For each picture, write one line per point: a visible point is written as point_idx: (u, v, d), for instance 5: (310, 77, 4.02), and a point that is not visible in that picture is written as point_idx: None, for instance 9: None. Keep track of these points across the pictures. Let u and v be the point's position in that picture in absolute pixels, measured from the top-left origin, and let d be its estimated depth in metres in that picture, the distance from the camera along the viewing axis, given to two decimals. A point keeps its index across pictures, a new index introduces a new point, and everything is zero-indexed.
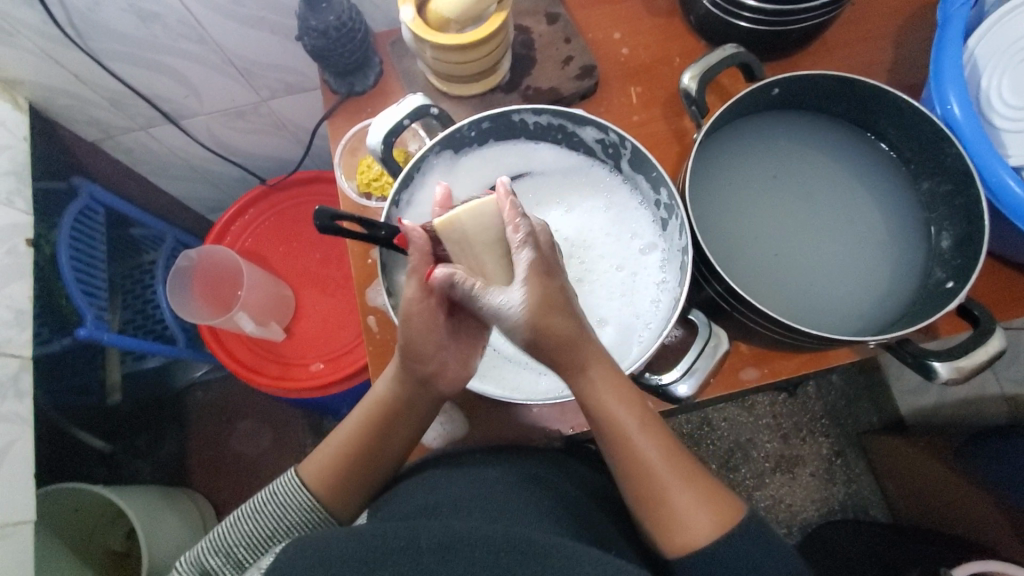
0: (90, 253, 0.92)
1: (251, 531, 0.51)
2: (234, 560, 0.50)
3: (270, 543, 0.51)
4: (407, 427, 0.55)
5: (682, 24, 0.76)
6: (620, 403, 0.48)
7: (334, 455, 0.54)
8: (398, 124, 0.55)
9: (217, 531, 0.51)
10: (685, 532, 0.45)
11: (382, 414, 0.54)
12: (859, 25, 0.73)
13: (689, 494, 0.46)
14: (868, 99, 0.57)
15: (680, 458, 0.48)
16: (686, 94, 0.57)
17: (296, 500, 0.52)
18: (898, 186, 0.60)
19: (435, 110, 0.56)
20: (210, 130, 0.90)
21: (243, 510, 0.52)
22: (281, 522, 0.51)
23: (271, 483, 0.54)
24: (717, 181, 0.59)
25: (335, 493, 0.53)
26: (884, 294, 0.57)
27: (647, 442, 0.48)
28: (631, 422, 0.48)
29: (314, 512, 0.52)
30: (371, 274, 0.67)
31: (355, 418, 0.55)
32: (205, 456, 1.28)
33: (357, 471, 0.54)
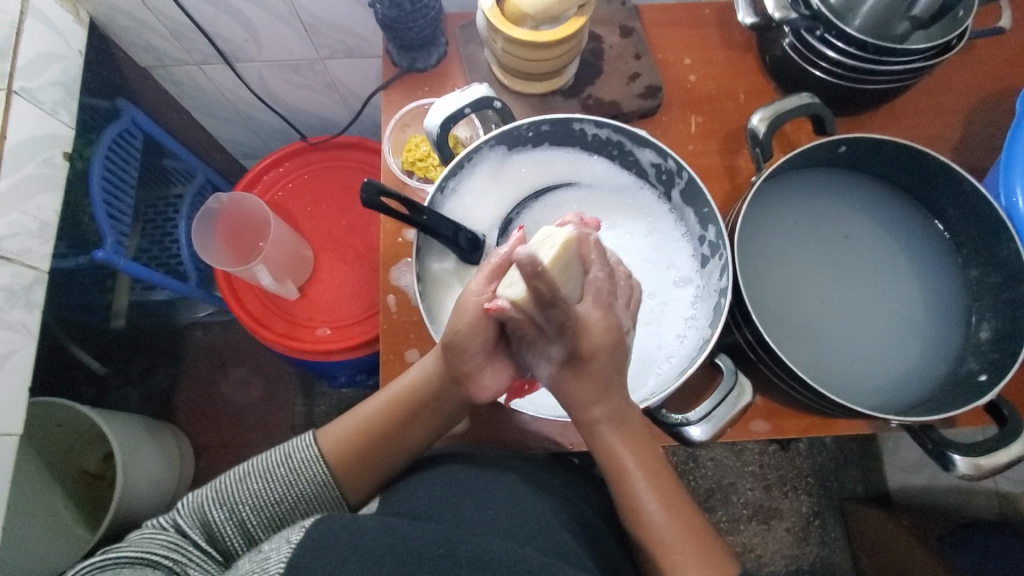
0: (122, 177, 0.92)
1: (261, 493, 0.49)
2: (238, 520, 0.48)
3: (277, 506, 0.49)
4: (428, 422, 0.55)
5: (754, 62, 0.74)
6: (626, 443, 0.49)
7: (355, 435, 0.53)
8: (459, 111, 0.54)
9: (225, 484, 0.49)
10: None
11: (411, 401, 0.54)
12: (932, 96, 0.72)
13: (689, 542, 0.47)
14: (933, 175, 0.56)
15: (689, 517, 0.48)
16: (753, 135, 0.55)
17: (310, 470, 0.51)
18: (948, 267, 0.59)
19: (499, 104, 0.55)
20: (262, 77, 0.89)
21: (254, 465, 0.50)
22: (291, 491, 0.50)
23: (286, 443, 0.52)
24: (766, 228, 0.58)
25: (348, 472, 0.52)
26: (910, 373, 0.56)
27: (650, 490, 0.48)
28: (635, 467, 0.49)
29: (326, 488, 0.51)
30: (399, 253, 0.67)
31: (383, 401, 0.55)
32: (193, 396, 1.28)
33: (374, 457, 0.53)
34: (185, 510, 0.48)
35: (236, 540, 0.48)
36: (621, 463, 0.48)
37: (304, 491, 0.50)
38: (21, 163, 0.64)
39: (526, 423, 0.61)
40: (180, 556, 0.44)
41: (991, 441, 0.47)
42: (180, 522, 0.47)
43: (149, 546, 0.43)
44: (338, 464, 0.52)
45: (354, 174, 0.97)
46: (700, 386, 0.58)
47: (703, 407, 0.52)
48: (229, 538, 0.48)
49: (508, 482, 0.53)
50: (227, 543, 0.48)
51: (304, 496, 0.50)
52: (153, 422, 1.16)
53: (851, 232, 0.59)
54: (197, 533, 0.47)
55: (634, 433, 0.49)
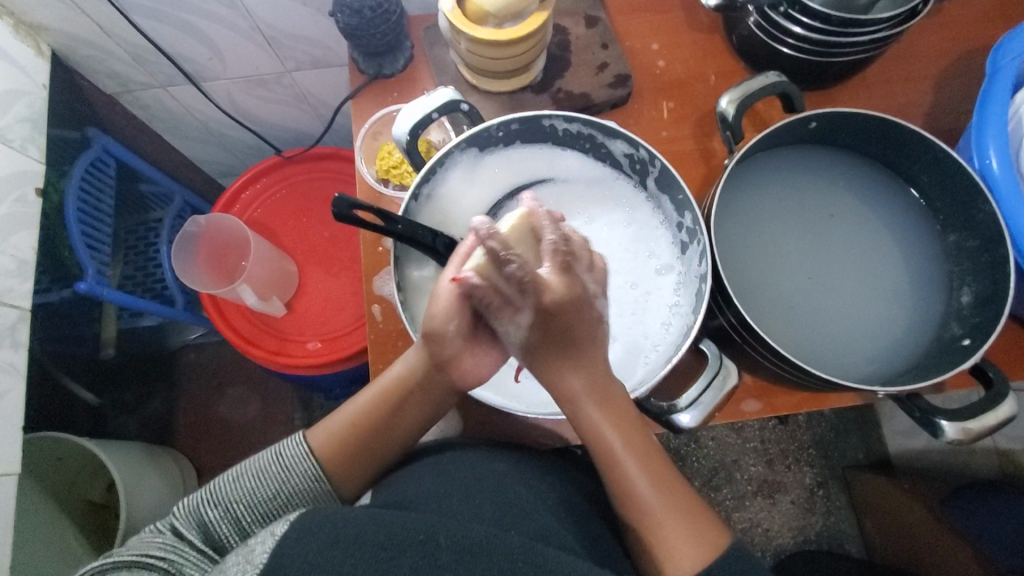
0: (98, 206, 0.91)
1: (253, 491, 0.48)
2: (234, 518, 0.47)
3: (271, 503, 0.48)
4: (418, 413, 0.54)
5: (722, 42, 0.74)
6: (611, 421, 0.48)
7: (344, 434, 0.52)
8: (426, 116, 0.54)
9: (219, 483, 0.49)
10: (675, 561, 0.44)
11: (398, 397, 0.53)
12: (902, 63, 0.71)
13: (679, 521, 0.46)
14: (904, 144, 0.56)
15: (674, 484, 0.48)
16: (723, 118, 0.55)
17: (301, 466, 0.50)
18: (927, 235, 0.59)
19: (466, 106, 0.55)
20: (230, 95, 0.88)
21: (247, 465, 0.50)
22: (286, 485, 0.49)
23: (278, 443, 0.52)
24: (743, 210, 0.58)
25: (339, 469, 0.51)
26: (895, 342, 0.57)
27: (636, 466, 0.48)
28: (625, 448, 0.48)
29: (319, 483, 0.50)
30: (381, 262, 0.66)
31: (374, 393, 0.54)
32: (192, 418, 1.27)
33: (365, 454, 0.53)
34: (183, 510, 0.48)
35: (232, 536, 0.47)
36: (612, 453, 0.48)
37: (298, 486, 0.49)
38: None
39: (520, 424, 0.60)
40: (176, 556, 0.43)
41: (978, 405, 0.48)
42: (178, 523, 0.47)
43: (145, 548, 0.43)
44: (328, 461, 0.51)
45: (332, 185, 0.96)
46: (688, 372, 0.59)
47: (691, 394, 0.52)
48: (224, 535, 0.47)
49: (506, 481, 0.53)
50: (223, 540, 0.47)
51: (296, 490, 0.49)
52: (154, 448, 1.15)
53: (834, 208, 0.60)
54: (194, 533, 0.46)
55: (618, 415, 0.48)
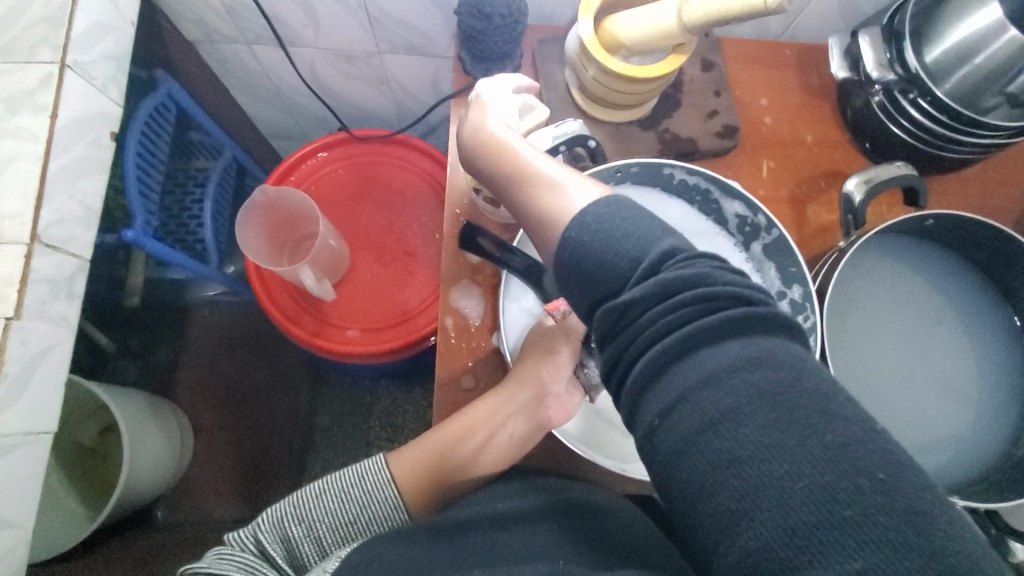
0: (154, 151, 0.88)
1: (336, 513, 0.49)
2: (315, 537, 0.48)
3: (353, 526, 0.49)
4: (499, 447, 0.55)
5: (830, 109, 0.73)
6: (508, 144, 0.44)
7: (428, 457, 0.54)
8: (554, 149, 0.52)
9: (303, 498, 0.49)
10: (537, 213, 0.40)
11: (483, 430, 0.55)
12: (1003, 166, 0.71)
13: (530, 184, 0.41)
14: (1016, 260, 0.55)
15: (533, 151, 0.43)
16: (847, 201, 0.54)
17: (381, 492, 0.51)
18: (1015, 349, 0.59)
19: (593, 143, 0.53)
20: (312, 64, 0.85)
21: (329, 483, 0.50)
22: (366, 509, 0.50)
23: (360, 464, 0.52)
24: (841, 293, 0.58)
25: (418, 494, 0.53)
26: (970, 449, 0.57)
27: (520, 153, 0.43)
28: (545, 159, 0.42)
29: (396, 510, 0.51)
30: (461, 274, 0.64)
31: (463, 421, 0.55)
32: (196, 376, 1.23)
33: (443, 481, 0.54)
34: (265, 521, 0.48)
35: (312, 557, 0.47)
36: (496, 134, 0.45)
37: (376, 510, 0.50)
38: (67, 144, 0.61)
39: (582, 462, 0.59)
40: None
41: None
42: (262, 537, 0.47)
43: (227, 564, 0.42)
44: (409, 489, 0.53)
45: (395, 172, 0.94)
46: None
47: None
48: (306, 554, 0.47)
49: None
50: (304, 562, 0.47)
51: (373, 516, 0.50)
52: (157, 400, 1.11)
53: (942, 317, 0.59)
54: (276, 549, 0.46)
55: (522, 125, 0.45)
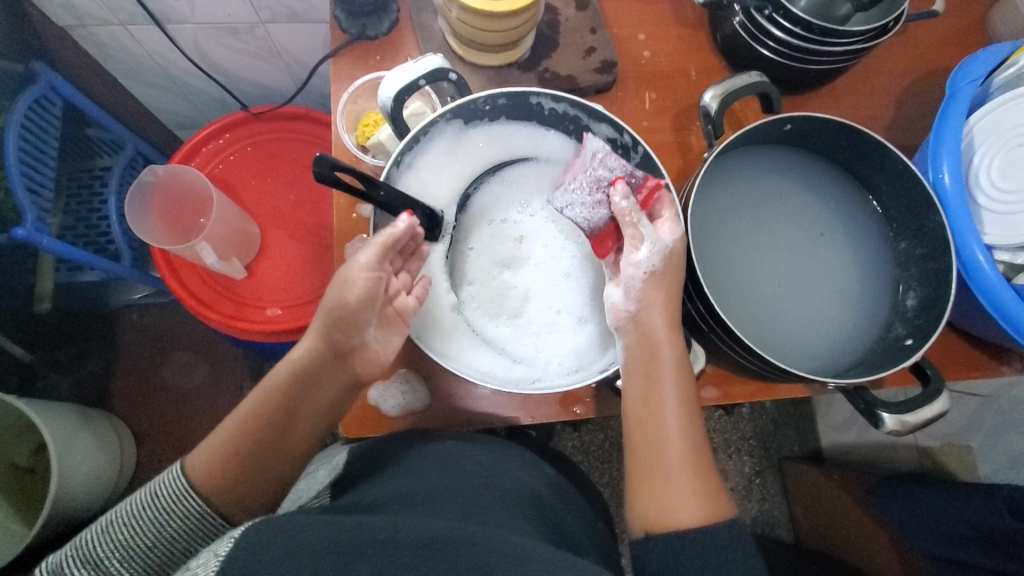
0: (40, 146, 0.84)
1: (137, 538, 0.44)
2: (101, 575, 0.43)
3: (151, 553, 0.45)
4: (316, 406, 0.53)
5: (706, 39, 0.75)
6: (677, 399, 0.50)
7: (222, 444, 0.48)
8: (413, 82, 0.53)
9: (87, 539, 0.45)
10: (677, 511, 0.45)
11: (293, 388, 0.51)
12: (870, 77, 0.75)
13: (693, 484, 0.46)
14: (871, 155, 0.59)
15: (700, 442, 0.49)
16: (705, 112, 0.57)
17: (177, 507, 0.45)
18: (884, 244, 0.63)
19: (454, 75, 0.54)
20: (196, 41, 0.84)
21: (130, 506, 0.46)
22: (161, 532, 0.45)
23: (153, 481, 0.47)
24: (715, 203, 0.61)
25: (219, 491, 0.47)
26: (847, 339, 0.60)
27: (673, 438, 0.48)
28: (672, 404, 0.49)
29: (196, 524, 0.46)
30: (354, 229, 0.64)
31: (260, 399, 0.51)
32: (131, 385, 1.18)
33: (250, 462, 0.48)
34: (70, 557, 0.44)
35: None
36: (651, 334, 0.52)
37: (176, 530, 0.45)
38: None
39: (487, 397, 0.61)
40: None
41: (917, 400, 0.51)
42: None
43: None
44: (235, 474, 0.48)
45: (301, 147, 0.92)
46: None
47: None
48: None
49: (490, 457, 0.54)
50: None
51: (184, 523, 0.46)
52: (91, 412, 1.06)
53: (824, 229, 0.63)
54: None
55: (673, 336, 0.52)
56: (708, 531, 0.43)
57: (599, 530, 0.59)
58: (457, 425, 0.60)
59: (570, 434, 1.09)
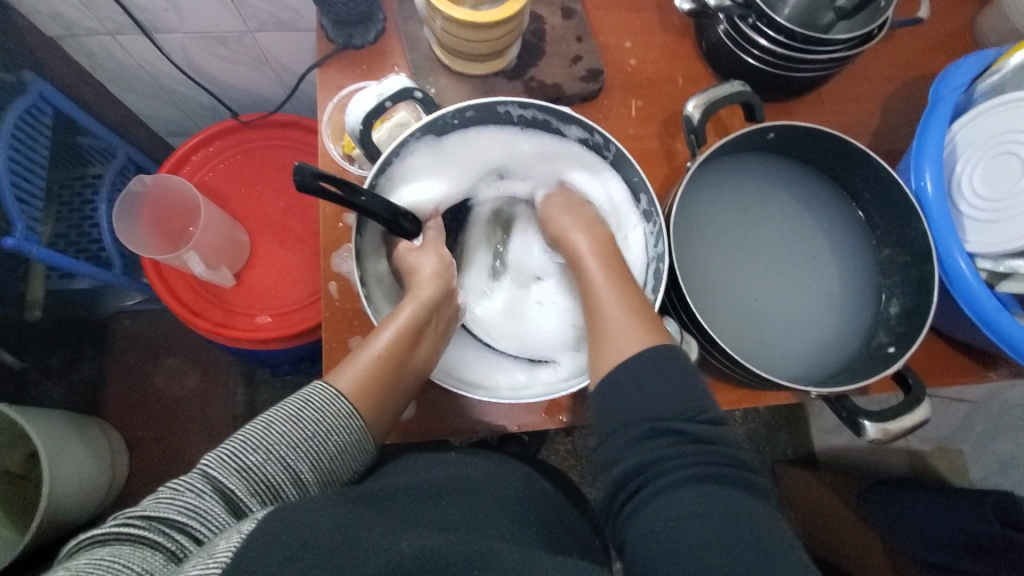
0: (30, 155, 0.85)
1: (290, 438, 0.44)
2: (277, 459, 0.43)
3: (315, 443, 0.45)
4: (434, 336, 0.54)
5: (692, 46, 0.76)
6: (603, 267, 0.54)
7: (370, 367, 0.49)
8: (379, 104, 0.53)
9: (250, 431, 0.44)
10: (619, 341, 0.47)
11: (418, 324, 0.52)
12: (855, 84, 0.75)
13: (635, 316, 0.48)
14: (852, 161, 0.59)
15: (632, 287, 0.51)
16: (687, 120, 0.57)
17: (332, 407, 0.46)
18: (867, 251, 0.63)
19: (419, 94, 0.55)
20: (184, 49, 0.84)
21: (274, 413, 0.45)
22: (323, 424, 0.45)
23: (300, 391, 0.47)
24: (695, 212, 0.61)
25: (371, 407, 0.49)
26: (831, 348, 0.60)
27: (609, 291, 0.51)
28: (599, 278, 0.52)
29: (351, 421, 0.47)
30: (340, 238, 0.64)
31: (393, 332, 0.51)
32: (124, 392, 1.18)
33: (388, 382, 0.50)
34: (213, 460, 0.42)
35: (287, 489, 0.43)
36: (563, 228, 0.58)
37: (333, 427, 0.46)
38: None
39: (473, 406, 0.60)
40: (200, 522, 0.38)
41: (898, 408, 0.52)
42: (210, 471, 0.41)
43: (163, 510, 0.37)
44: (367, 401, 0.48)
45: (291, 154, 0.92)
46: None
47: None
48: (280, 486, 0.43)
49: (474, 467, 0.54)
50: (279, 492, 0.43)
51: (335, 430, 0.46)
52: (81, 417, 1.06)
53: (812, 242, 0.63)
54: (234, 484, 0.41)
55: (590, 224, 0.57)
56: (649, 350, 0.45)
57: (586, 539, 0.59)
58: (445, 435, 0.60)
59: (562, 439, 1.09)
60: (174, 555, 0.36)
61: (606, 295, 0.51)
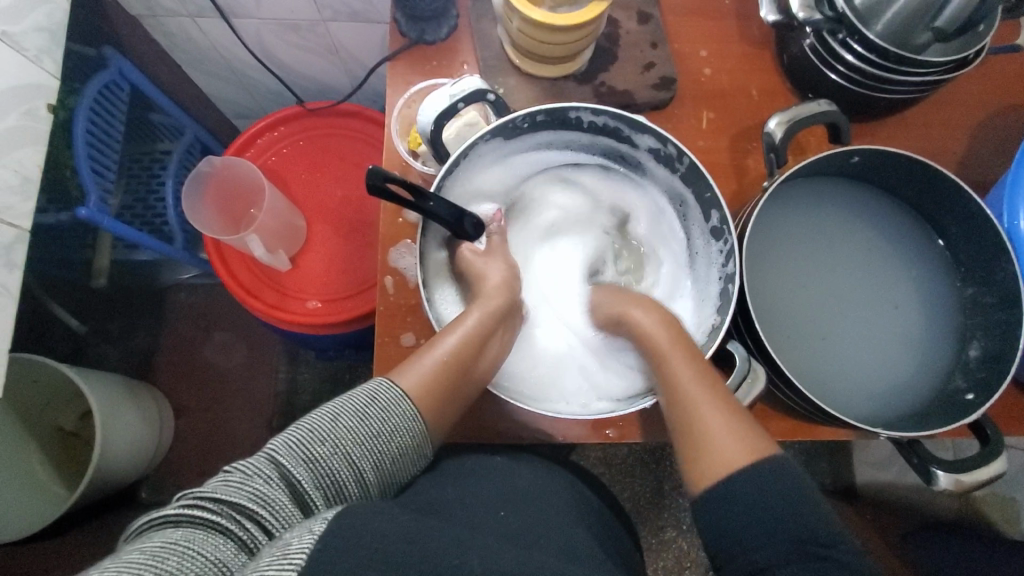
0: (107, 128, 0.88)
1: (357, 434, 0.43)
2: (343, 454, 0.43)
3: (379, 440, 0.44)
4: (498, 344, 0.54)
5: (771, 59, 0.73)
6: (686, 362, 0.50)
7: (434, 370, 0.49)
8: (451, 106, 0.53)
9: (319, 421, 0.43)
10: (717, 455, 0.45)
11: (484, 332, 0.52)
12: (944, 108, 0.71)
13: (732, 426, 0.45)
14: (941, 191, 0.55)
15: (720, 386, 0.48)
16: (769, 139, 0.55)
17: (397, 406, 0.46)
18: (947, 287, 0.59)
19: (492, 96, 0.53)
20: (258, 34, 0.86)
21: (342, 405, 0.45)
22: (387, 423, 0.45)
23: (366, 386, 0.47)
24: (769, 236, 0.58)
25: (434, 411, 0.48)
26: (899, 387, 0.57)
27: (702, 396, 0.47)
28: (692, 383, 0.48)
29: (415, 422, 0.46)
30: (400, 234, 0.64)
31: (457, 339, 0.51)
32: (174, 360, 1.23)
33: (452, 387, 0.49)
34: (282, 445, 0.42)
35: (350, 486, 0.43)
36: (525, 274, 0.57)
37: (397, 426, 0.46)
38: (4, 113, 0.68)
39: (520, 413, 0.60)
40: (269, 513, 0.39)
41: (974, 459, 0.49)
42: (280, 458, 0.41)
43: (233, 496, 0.38)
44: (429, 405, 0.48)
45: (351, 144, 0.93)
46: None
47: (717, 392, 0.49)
48: (345, 482, 0.43)
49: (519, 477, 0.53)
50: (343, 488, 0.43)
51: (399, 429, 0.46)
52: (134, 381, 1.10)
53: (887, 272, 0.60)
54: (302, 476, 0.41)
55: (651, 306, 0.56)
56: (757, 470, 0.43)
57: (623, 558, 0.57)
58: (490, 440, 0.60)
59: (594, 447, 1.08)
60: (245, 545, 0.37)
61: (695, 397, 0.48)
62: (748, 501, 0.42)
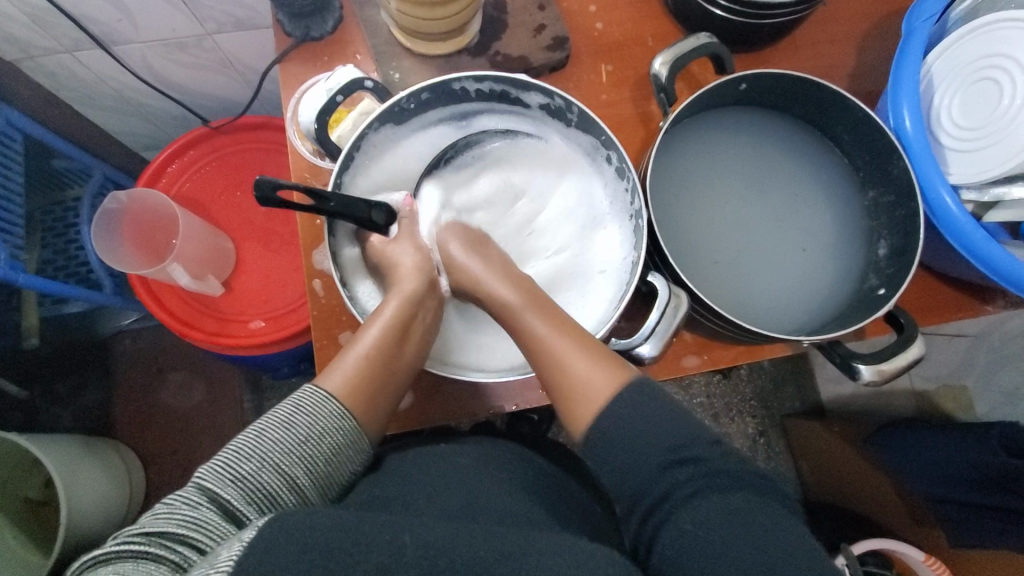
0: (6, 183, 0.84)
1: (284, 445, 0.44)
2: (270, 466, 0.44)
3: (308, 444, 0.45)
4: (421, 326, 0.55)
5: (659, 3, 0.74)
6: (534, 314, 0.52)
7: (357, 365, 0.50)
8: (331, 101, 0.53)
9: (243, 440, 0.44)
10: (591, 399, 0.46)
11: (404, 319, 0.53)
12: (829, 25, 0.74)
13: (586, 368, 0.47)
14: (827, 102, 0.57)
15: (574, 331, 0.50)
16: (656, 80, 0.56)
17: (324, 409, 0.47)
18: (850, 195, 0.62)
19: (370, 83, 0.54)
20: (145, 59, 0.83)
21: (266, 422, 0.46)
22: (314, 428, 0.46)
23: (289, 398, 0.48)
24: (671, 172, 0.60)
25: (364, 406, 0.49)
26: (818, 296, 0.60)
27: (562, 344, 0.49)
28: (554, 337, 0.50)
29: (345, 423, 0.48)
30: (319, 235, 0.63)
31: (379, 328, 0.52)
32: (132, 410, 1.19)
33: (379, 377, 0.50)
34: (208, 473, 0.43)
35: (285, 495, 0.44)
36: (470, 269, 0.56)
37: (325, 428, 0.47)
38: None
39: (468, 389, 0.60)
40: (202, 534, 0.39)
41: (892, 347, 0.51)
42: (207, 484, 0.42)
43: (163, 525, 0.38)
44: (358, 401, 0.49)
45: (264, 156, 0.91)
46: (640, 318, 0.61)
47: (646, 323, 0.50)
48: (278, 492, 0.44)
49: (476, 457, 0.54)
50: (277, 498, 0.44)
51: (330, 432, 0.47)
52: (93, 439, 1.06)
53: (794, 188, 0.63)
54: (230, 493, 0.42)
55: (506, 272, 0.56)
56: (634, 387, 0.46)
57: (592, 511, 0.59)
58: (444, 420, 0.60)
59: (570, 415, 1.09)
60: (178, 566, 0.36)
61: (561, 360, 0.49)
62: (621, 433, 0.44)
